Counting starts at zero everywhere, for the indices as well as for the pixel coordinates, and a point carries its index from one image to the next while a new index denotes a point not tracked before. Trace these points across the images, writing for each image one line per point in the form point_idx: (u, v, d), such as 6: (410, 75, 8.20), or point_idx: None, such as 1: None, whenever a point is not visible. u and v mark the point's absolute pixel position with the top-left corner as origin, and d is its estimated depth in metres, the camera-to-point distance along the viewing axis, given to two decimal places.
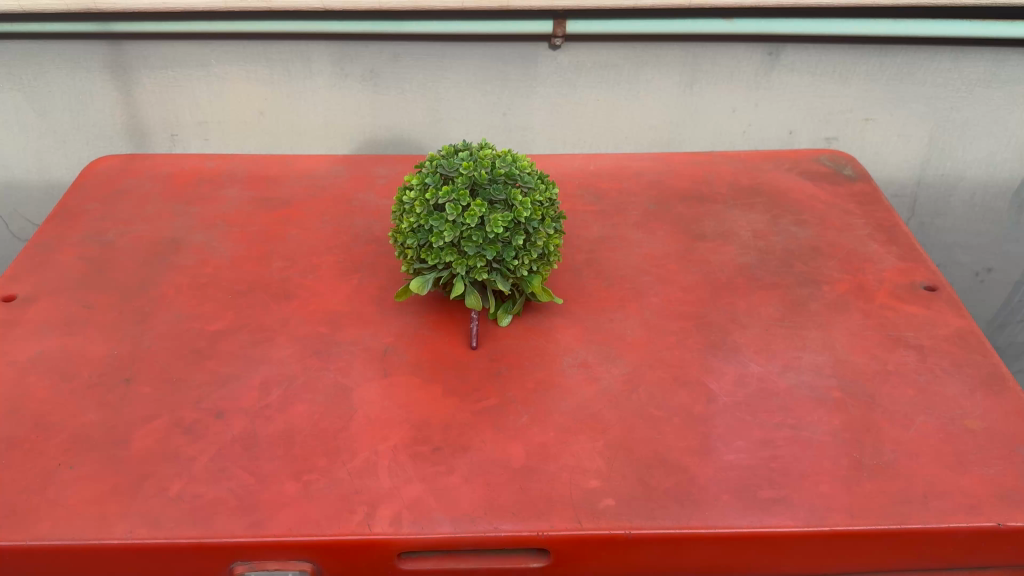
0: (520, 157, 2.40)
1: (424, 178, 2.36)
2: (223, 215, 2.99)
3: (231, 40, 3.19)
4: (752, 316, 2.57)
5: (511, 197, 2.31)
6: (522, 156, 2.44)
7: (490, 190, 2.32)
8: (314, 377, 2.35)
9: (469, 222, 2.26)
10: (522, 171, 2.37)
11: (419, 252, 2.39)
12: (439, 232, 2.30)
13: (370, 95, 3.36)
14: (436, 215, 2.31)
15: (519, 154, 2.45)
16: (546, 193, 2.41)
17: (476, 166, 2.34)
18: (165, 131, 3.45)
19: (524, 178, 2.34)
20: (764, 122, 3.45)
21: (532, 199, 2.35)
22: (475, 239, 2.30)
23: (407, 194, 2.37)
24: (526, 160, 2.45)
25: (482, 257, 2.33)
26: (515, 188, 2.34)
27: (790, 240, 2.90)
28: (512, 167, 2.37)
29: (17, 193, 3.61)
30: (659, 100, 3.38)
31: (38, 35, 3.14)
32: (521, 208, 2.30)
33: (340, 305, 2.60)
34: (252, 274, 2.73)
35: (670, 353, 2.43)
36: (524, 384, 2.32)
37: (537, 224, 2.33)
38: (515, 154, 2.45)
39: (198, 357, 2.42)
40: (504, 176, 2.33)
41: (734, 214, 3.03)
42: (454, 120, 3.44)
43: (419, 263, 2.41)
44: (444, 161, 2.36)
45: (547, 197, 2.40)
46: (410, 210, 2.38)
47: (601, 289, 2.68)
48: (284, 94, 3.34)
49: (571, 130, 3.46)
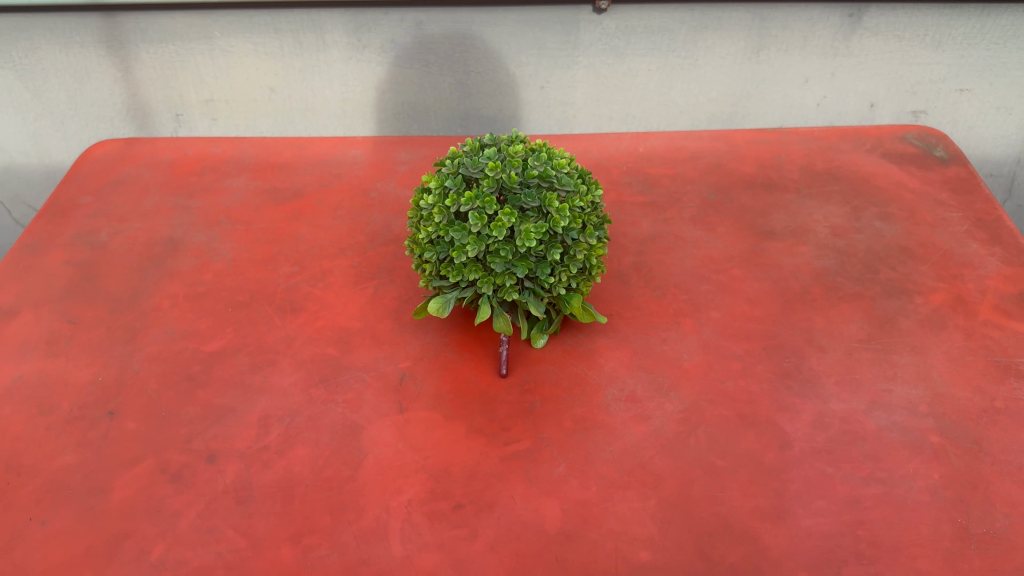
0: (558, 153, 2.05)
1: (445, 179, 2.02)
2: (227, 210, 2.68)
3: (237, 9, 2.85)
4: (832, 336, 2.19)
5: (546, 203, 1.97)
6: (561, 152, 2.09)
7: (522, 194, 1.97)
8: (320, 411, 2.04)
9: (496, 235, 1.91)
10: (559, 171, 2.03)
11: (438, 268, 2.05)
12: (462, 245, 1.96)
13: (390, 68, 2.99)
14: (458, 225, 1.96)
15: (559, 147, 2.10)
16: (588, 195, 2.06)
17: (506, 165, 2.00)
18: (169, 111, 3.11)
19: (562, 179, 1.99)
20: (842, 93, 2.98)
21: (572, 203, 2.00)
22: (504, 254, 1.96)
23: (424, 198, 2.03)
24: (566, 154, 2.09)
25: (511, 275, 1.99)
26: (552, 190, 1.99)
27: (874, 239, 2.49)
28: (549, 165, 2.02)
29: (17, 177, 3.30)
30: (720, 70, 2.94)
31: (25, 7, 2.83)
32: (558, 217, 1.95)
33: (353, 319, 2.28)
34: (256, 282, 2.42)
35: (735, 385, 2.07)
36: (561, 423, 1.99)
37: (577, 235, 1.99)
38: (554, 148, 2.09)
39: (191, 386, 2.12)
40: (538, 178, 1.99)
41: (808, 205, 2.62)
42: (486, 95, 3.05)
43: (439, 280, 2.07)
44: (468, 159, 2.02)
45: (589, 201, 2.06)
46: (428, 219, 2.04)
47: (652, 302, 2.32)
48: (296, 69, 2.99)
49: (618, 104, 3.04)
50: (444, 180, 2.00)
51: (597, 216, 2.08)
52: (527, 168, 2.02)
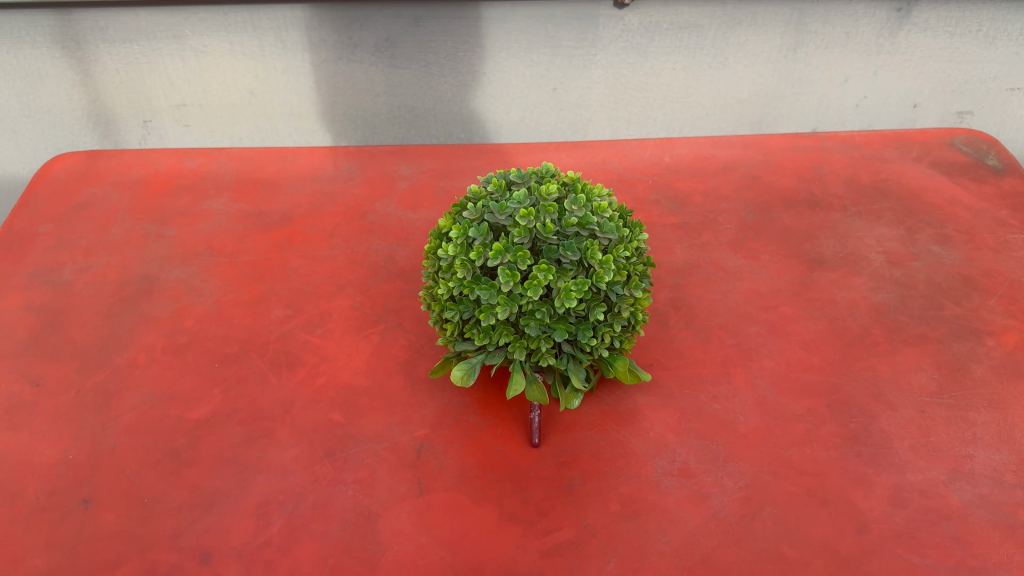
0: (597, 193, 1.78)
1: (468, 227, 1.75)
2: (207, 239, 2.37)
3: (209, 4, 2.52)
4: (900, 390, 1.96)
5: (587, 255, 1.70)
6: (598, 191, 1.82)
7: (559, 245, 1.70)
8: (328, 495, 1.77)
9: (532, 296, 1.65)
10: (600, 215, 1.76)
11: (462, 328, 1.78)
12: (490, 306, 1.69)
13: (385, 69, 2.67)
14: (485, 283, 1.69)
15: (596, 186, 1.83)
16: (632, 241, 1.80)
17: (539, 211, 1.73)
18: (135, 117, 2.76)
19: (603, 226, 1.73)
20: (883, 93, 2.72)
21: (615, 253, 1.73)
22: (540, 316, 1.69)
23: (444, 249, 1.76)
24: (604, 194, 1.83)
25: (548, 339, 1.72)
26: (592, 239, 1.73)
27: (933, 268, 2.25)
28: (587, 208, 1.76)
29: None
30: (753, 68, 2.66)
31: None
32: (601, 271, 1.69)
33: (360, 375, 2.00)
34: (245, 329, 2.12)
35: (800, 454, 1.84)
36: (607, 506, 1.74)
37: (622, 291, 1.73)
38: (590, 187, 1.83)
39: (177, 465, 1.84)
40: (577, 226, 1.72)
41: (857, 226, 2.37)
42: (492, 97, 2.75)
43: (462, 341, 1.80)
44: (494, 204, 1.75)
45: (633, 248, 1.79)
46: (449, 272, 1.77)
47: (697, 348, 2.06)
48: (279, 70, 2.66)
49: (638, 105, 2.76)
50: (468, 229, 1.74)
51: (642, 264, 1.82)
52: (562, 213, 1.75)
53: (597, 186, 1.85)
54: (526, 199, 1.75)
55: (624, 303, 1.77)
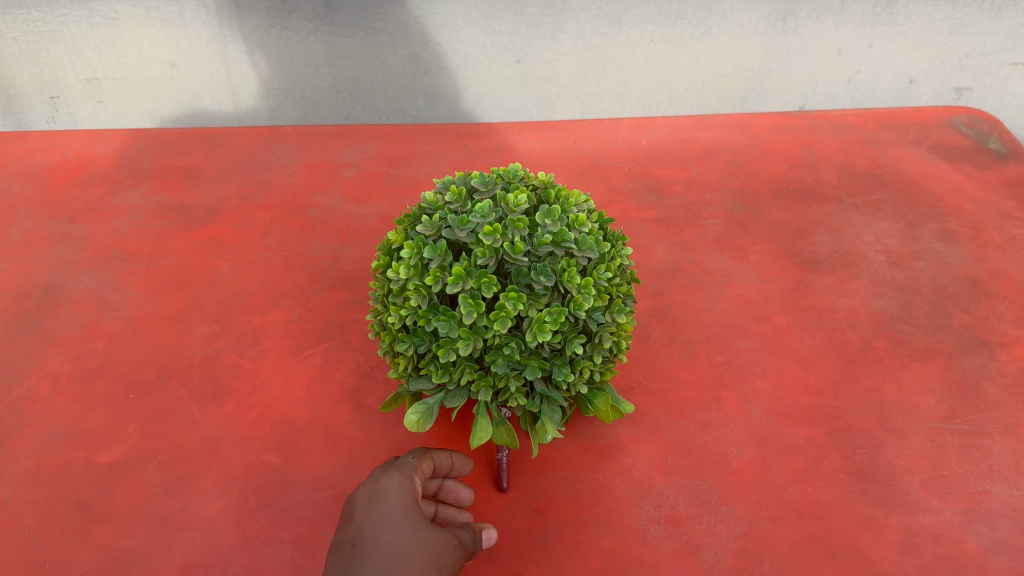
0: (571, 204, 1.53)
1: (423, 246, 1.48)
2: (122, 240, 2.06)
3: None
4: (908, 414, 1.76)
5: (563, 279, 1.45)
6: (573, 201, 1.57)
7: (530, 267, 1.45)
8: (259, 556, 1.51)
9: (499, 327, 1.39)
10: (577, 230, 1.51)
11: (417, 363, 1.51)
12: (449, 339, 1.43)
13: (326, 39, 2.41)
14: (444, 312, 1.43)
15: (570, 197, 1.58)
16: (612, 259, 1.55)
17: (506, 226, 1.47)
18: (39, 92, 2.40)
19: (580, 243, 1.48)
20: (877, 68, 2.52)
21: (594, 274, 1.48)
22: (508, 352, 1.43)
23: (395, 272, 1.49)
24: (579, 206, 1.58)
25: (517, 378, 1.46)
26: (569, 259, 1.47)
27: (937, 269, 2.03)
28: (562, 222, 1.51)
29: None
30: (738, 40, 2.47)
31: None
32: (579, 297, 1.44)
33: (299, 406, 1.74)
34: (166, 351, 1.84)
35: (800, 493, 1.62)
36: (585, 564, 1.50)
37: (603, 318, 1.48)
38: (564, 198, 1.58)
39: (81, 521, 1.56)
40: (551, 244, 1.47)
41: (853, 221, 2.15)
42: (448, 70, 2.47)
43: (417, 378, 1.53)
44: (454, 218, 1.49)
45: (615, 267, 1.54)
46: (402, 298, 1.50)
47: (682, 367, 1.84)
48: (204, 40, 2.38)
49: (610, 81, 2.50)
50: (423, 248, 1.47)
51: (624, 286, 1.57)
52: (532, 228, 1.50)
53: (572, 195, 1.60)
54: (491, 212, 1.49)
55: (605, 331, 1.52)
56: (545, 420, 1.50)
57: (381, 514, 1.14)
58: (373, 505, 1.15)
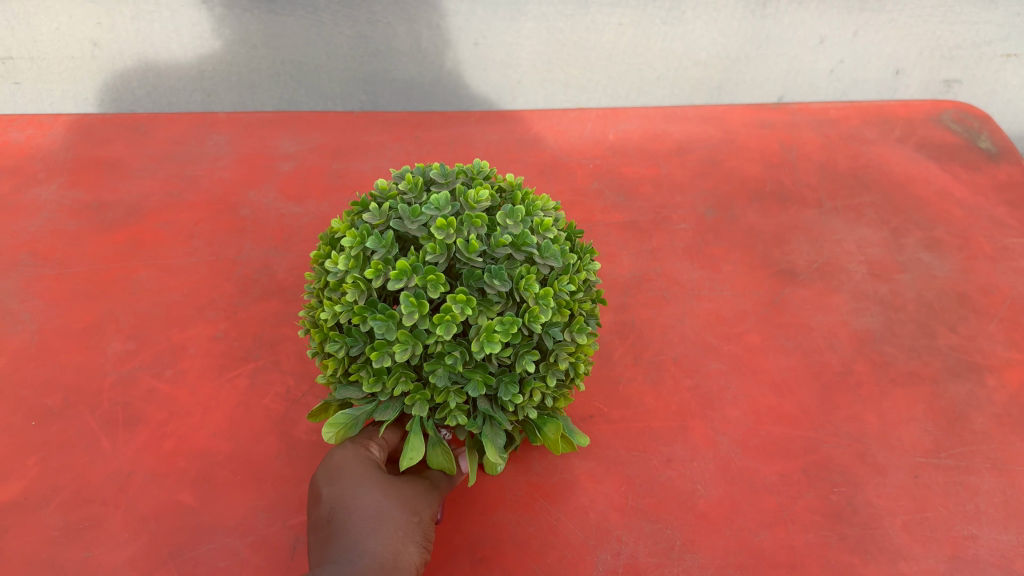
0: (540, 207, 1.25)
1: (366, 235, 1.19)
2: (30, 242, 1.86)
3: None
4: (890, 446, 1.60)
5: (520, 285, 1.16)
6: (542, 205, 1.29)
7: (485, 268, 1.15)
8: None
9: (442, 334, 1.10)
10: (541, 233, 1.22)
11: (345, 367, 1.21)
12: (384, 343, 1.13)
13: (264, 19, 2.39)
14: (381, 310, 1.13)
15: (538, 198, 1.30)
16: (577, 272, 1.27)
17: (462, 221, 1.19)
18: None
19: (544, 249, 1.19)
20: (861, 58, 2.42)
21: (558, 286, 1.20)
22: (449, 363, 1.14)
23: (331, 262, 1.19)
24: (548, 211, 1.30)
25: (459, 395, 1.16)
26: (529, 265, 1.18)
27: (922, 283, 1.88)
28: (527, 224, 1.22)
29: None
30: (713, 26, 2.45)
31: None
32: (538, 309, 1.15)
33: (219, 437, 1.56)
34: (74, 372, 1.65)
35: (773, 539, 1.45)
36: None
37: (563, 337, 1.20)
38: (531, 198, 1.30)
39: None
40: (510, 244, 1.17)
41: (834, 228, 2.00)
42: (399, 51, 2.37)
43: (346, 386, 1.23)
44: (405, 208, 1.20)
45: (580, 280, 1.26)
46: (336, 293, 1.20)
47: (647, 392, 1.67)
48: (127, 18, 2.34)
49: (576, 68, 2.37)
50: (366, 237, 1.18)
51: (589, 308, 1.29)
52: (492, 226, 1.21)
53: (541, 198, 1.32)
54: (447, 202, 1.20)
55: (562, 351, 1.23)
56: (489, 444, 1.20)
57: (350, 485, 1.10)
58: (333, 482, 1.11)
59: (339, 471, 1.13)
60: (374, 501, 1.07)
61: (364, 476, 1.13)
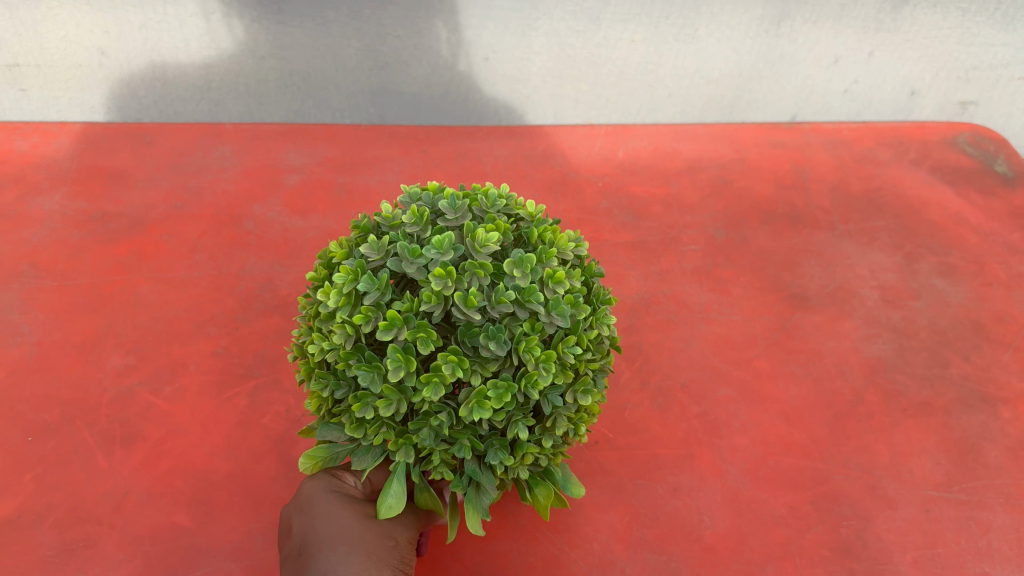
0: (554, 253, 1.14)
1: (363, 272, 1.11)
2: (31, 252, 1.84)
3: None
4: (901, 479, 1.56)
5: (520, 346, 1.06)
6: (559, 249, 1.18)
7: (484, 325, 1.06)
8: None
9: (427, 396, 1.02)
10: (553, 287, 1.11)
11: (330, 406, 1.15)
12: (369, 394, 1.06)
13: (273, 30, 2.34)
14: (368, 359, 1.06)
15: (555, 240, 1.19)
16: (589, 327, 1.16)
17: (463, 269, 1.08)
18: None
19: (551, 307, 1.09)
20: (877, 78, 2.38)
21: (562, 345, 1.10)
22: (434, 423, 1.06)
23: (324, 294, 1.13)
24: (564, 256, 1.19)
25: (442, 455, 1.09)
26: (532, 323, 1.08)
27: (937, 310, 1.84)
28: (537, 273, 1.12)
29: None
30: (726, 44, 2.39)
31: None
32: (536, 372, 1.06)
33: (218, 456, 1.54)
34: (72, 386, 1.62)
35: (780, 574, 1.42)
36: None
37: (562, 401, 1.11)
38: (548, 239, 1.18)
39: None
40: (513, 299, 1.07)
41: (846, 251, 1.97)
42: (408, 63, 2.34)
43: (327, 421, 1.16)
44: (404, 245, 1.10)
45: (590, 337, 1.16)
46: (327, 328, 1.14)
47: (654, 418, 1.64)
48: (136, 25, 2.28)
49: (586, 83, 2.34)
50: (359, 276, 1.10)
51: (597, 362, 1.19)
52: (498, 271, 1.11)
53: (560, 238, 1.20)
54: (451, 245, 1.10)
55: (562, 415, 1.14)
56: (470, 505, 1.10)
57: (322, 509, 0.99)
58: (302, 511, 0.99)
59: (312, 501, 1.01)
60: (349, 527, 0.97)
61: (338, 503, 1.01)
